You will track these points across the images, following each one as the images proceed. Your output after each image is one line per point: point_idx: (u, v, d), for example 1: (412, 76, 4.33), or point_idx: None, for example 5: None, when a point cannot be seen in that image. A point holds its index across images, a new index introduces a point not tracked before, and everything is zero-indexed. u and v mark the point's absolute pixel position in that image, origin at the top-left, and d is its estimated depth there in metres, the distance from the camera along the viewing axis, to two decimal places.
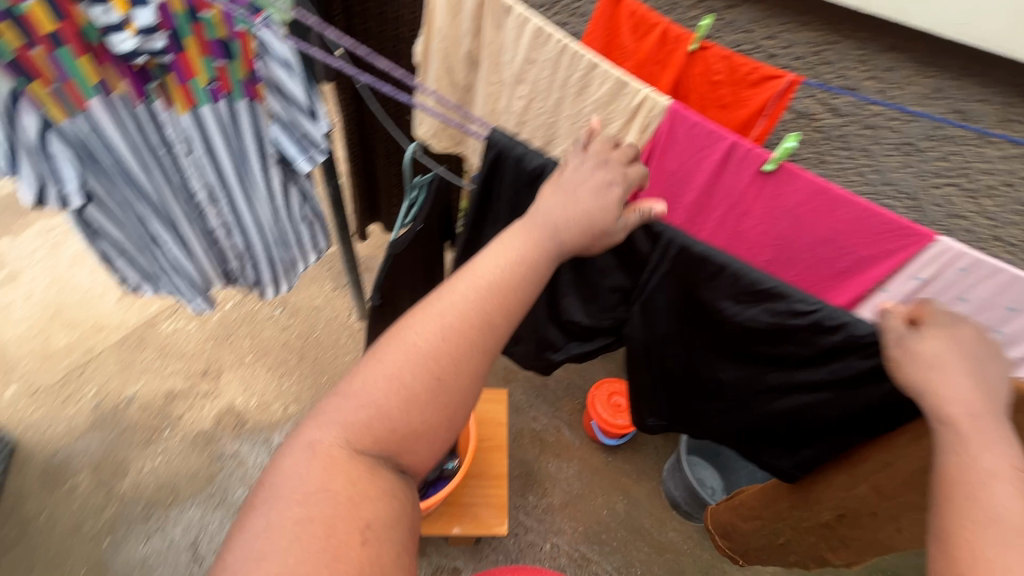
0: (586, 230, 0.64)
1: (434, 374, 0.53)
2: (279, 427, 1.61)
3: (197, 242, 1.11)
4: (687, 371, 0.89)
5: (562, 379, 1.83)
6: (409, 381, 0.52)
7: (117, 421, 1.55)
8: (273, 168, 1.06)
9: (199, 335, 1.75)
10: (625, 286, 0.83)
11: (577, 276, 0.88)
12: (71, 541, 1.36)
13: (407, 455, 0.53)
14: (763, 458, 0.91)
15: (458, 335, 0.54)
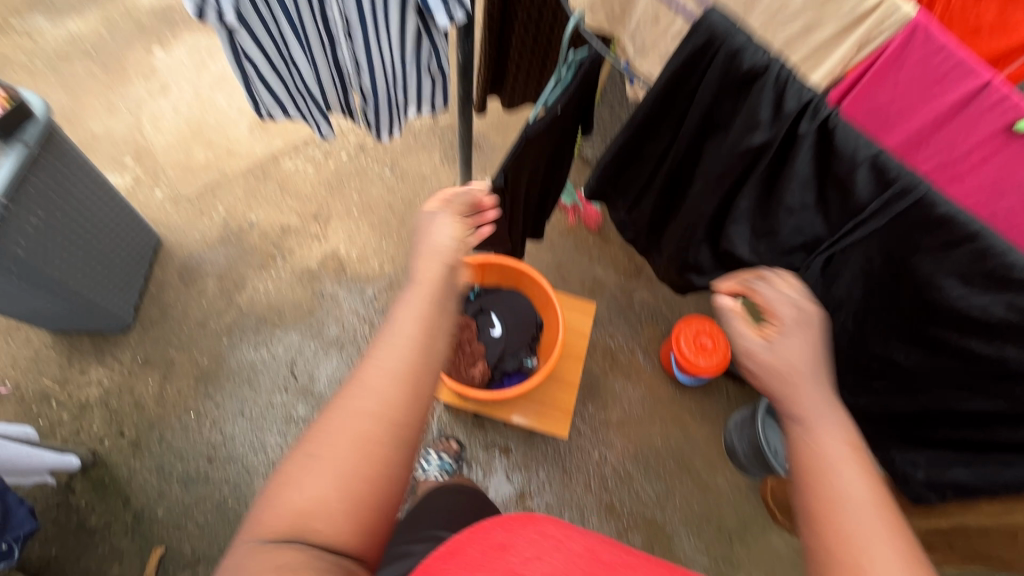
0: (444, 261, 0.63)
1: (337, 432, 0.49)
2: (373, 281, 1.71)
3: (326, 66, 1.07)
4: (853, 340, 0.87)
5: (650, 304, 1.78)
6: (310, 440, 0.49)
7: (240, 241, 1.72)
8: (411, 12, 0.97)
9: (315, 179, 1.83)
10: (818, 233, 0.78)
11: (761, 207, 0.82)
12: (197, 333, 1.58)
13: (313, 536, 0.45)
14: (892, 454, 0.89)
15: (363, 375, 0.52)
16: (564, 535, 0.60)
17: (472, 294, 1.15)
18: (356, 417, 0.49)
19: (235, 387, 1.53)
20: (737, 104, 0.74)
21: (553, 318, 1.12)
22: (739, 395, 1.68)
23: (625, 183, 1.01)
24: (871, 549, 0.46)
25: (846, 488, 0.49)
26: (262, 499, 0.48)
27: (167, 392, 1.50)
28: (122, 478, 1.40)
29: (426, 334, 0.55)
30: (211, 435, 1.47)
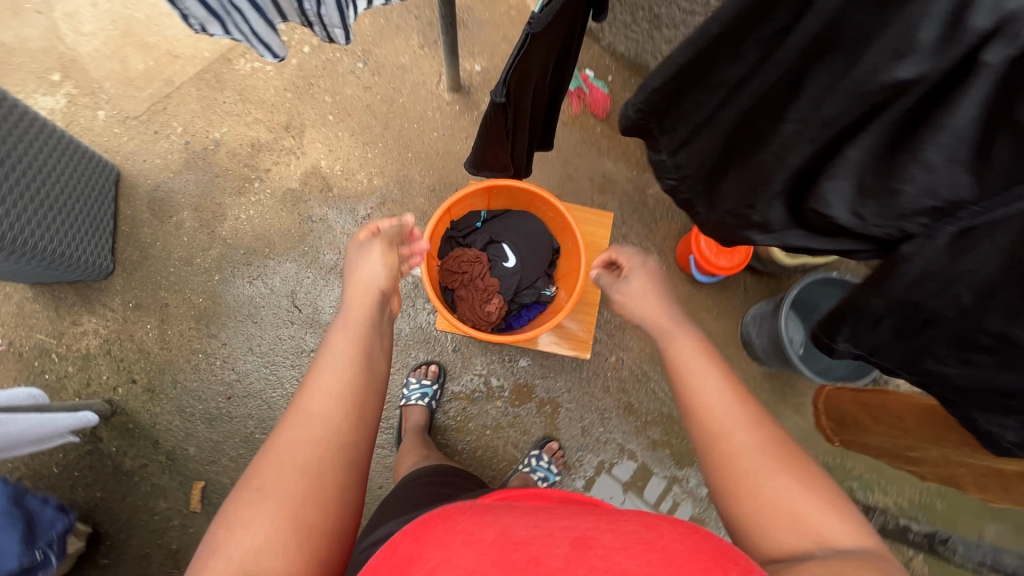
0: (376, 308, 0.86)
1: (293, 461, 0.67)
2: (365, 199, 1.57)
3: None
4: (961, 320, 0.56)
5: (664, 199, 1.65)
6: (259, 480, 0.65)
7: (208, 165, 1.53)
8: None
9: (278, 81, 1.58)
10: (965, 197, 0.46)
11: (880, 160, 0.50)
12: (185, 271, 1.48)
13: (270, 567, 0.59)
14: (973, 414, 0.64)
15: (313, 410, 0.72)
16: (480, 523, 0.49)
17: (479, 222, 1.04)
18: (307, 445, 0.69)
19: (237, 324, 1.47)
20: (880, 18, 0.42)
21: (571, 245, 1.01)
22: (757, 288, 1.63)
23: (670, 123, 0.64)
24: (732, 425, 0.72)
25: (710, 393, 0.76)
26: (212, 545, 0.61)
27: (168, 335, 1.45)
28: (145, 422, 1.40)
29: (358, 363, 0.77)
30: (224, 374, 1.45)
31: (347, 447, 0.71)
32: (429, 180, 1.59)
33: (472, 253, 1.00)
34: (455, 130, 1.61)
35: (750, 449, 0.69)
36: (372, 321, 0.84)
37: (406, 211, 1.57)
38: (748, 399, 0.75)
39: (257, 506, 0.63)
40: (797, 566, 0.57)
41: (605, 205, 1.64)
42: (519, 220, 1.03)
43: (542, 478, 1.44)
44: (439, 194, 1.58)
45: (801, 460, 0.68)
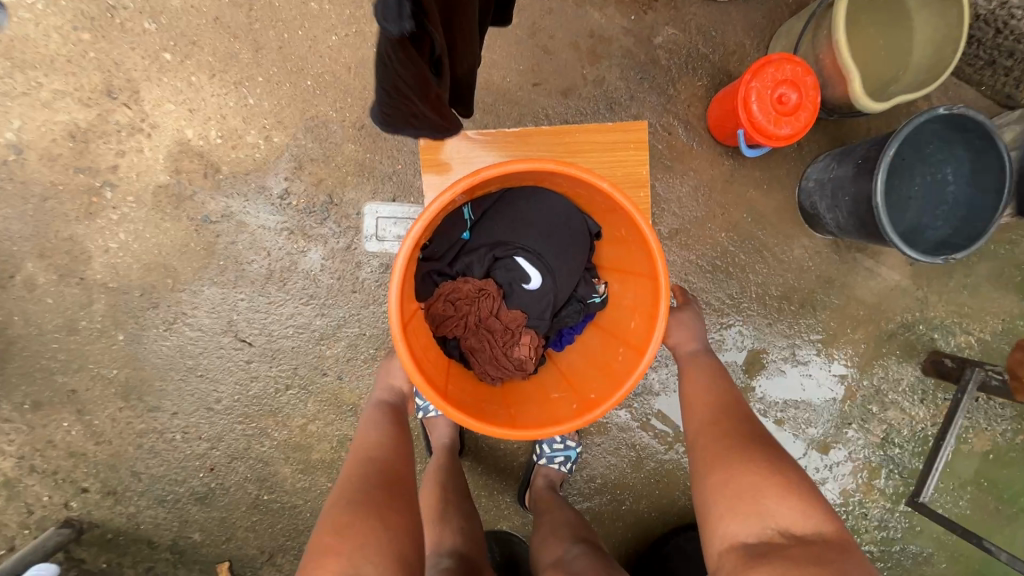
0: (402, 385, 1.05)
1: (368, 480, 0.78)
2: (271, 168, 1.10)
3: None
4: None
5: (676, 47, 1.20)
6: (345, 494, 0.75)
7: (24, 186, 1.04)
8: None
9: (62, 20, 1.02)
10: None
11: None
12: (75, 341, 1.08)
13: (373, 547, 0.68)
14: None
15: (375, 451, 0.84)
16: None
17: (465, 234, 0.85)
18: (379, 477, 0.79)
19: (176, 386, 1.12)
20: None
21: (627, 231, 0.78)
22: (812, 137, 1.26)
23: None
24: (731, 438, 0.84)
25: (712, 405, 0.92)
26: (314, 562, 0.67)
27: (97, 426, 1.10)
28: (127, 526, 1.14)
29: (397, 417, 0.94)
30: (193, 447, 1.14)
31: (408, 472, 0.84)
32: (351, 113, 1.10)
33: (469, 285, 0.84)
34: (360, 23, 1.08)
35: (737, 444, 0.83)
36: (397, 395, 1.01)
37: (334, 167, 1.11)
38: (750, 417, 0.89)
39: (348, 521, 0.70)
40: (761, 558, 0.69)
41: (602, 79, 1.18)
42: (528, 214, 0.84)
43: (564, 460, 1.22)
44: (373, 129, 1.11)
45: (782, 462, 0.79)
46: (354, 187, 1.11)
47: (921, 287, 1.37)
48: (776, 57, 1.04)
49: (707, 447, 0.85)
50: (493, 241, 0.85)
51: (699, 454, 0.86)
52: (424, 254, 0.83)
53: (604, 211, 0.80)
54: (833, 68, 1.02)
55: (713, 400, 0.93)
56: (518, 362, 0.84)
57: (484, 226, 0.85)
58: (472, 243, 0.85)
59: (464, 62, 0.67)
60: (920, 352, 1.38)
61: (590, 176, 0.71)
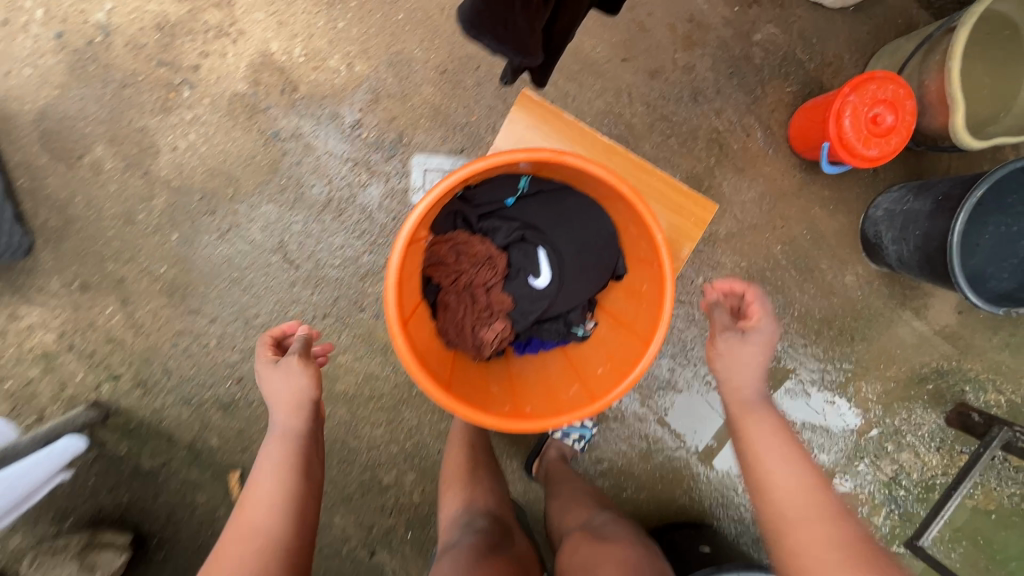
0: (295, 409, 0.77)
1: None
2: (347, 96, 1.09)
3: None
4: None
5: (773, 48, 1.16)
6: None
7: (104, 68, 1.04)
8: None
9: None
10: None
11: None
12: (130, 233, 1.09)
13: None
14: None
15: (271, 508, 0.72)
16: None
17: (510, 200, 0.77)
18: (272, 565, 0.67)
19: (218, 294, 1.14)
20: None
21: (651, 290, 0.72)
22: (890, 166, 1.23)
23: None
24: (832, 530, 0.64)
25: (785, 478, 0.68)
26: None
27: (139, 318, 1.13)
28: (151, 419, 1.17)
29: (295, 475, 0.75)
30: (225, 356, 1.16)
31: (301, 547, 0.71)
32: (435, 56, 1.09)
33: (483, 247, 0.76)
34: None
35: (830, 544, 0.62)
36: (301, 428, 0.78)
37: (410, 107, 1.10)
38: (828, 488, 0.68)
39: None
40: None
41: (690, 66, 1.16)
42: (575, 219, 0.76)
43: (578, 438, 1.24)
44: (454, 76, 1.09)
45: (880, 559, 0.61)
46: (425, 131, 1.10)
47: (962, 337, 1.35)
48: (879, 74, 1.01)
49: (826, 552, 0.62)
50: (529, 222, 0.76)
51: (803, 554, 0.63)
52: (463, 192, 0.76)
53: (640, 261, 0.74)
54: (936, 97, 1.00)
55: (795, 461, 0.69)
56: (477, 342, 0.76)
57: (531, 205, 0.76)
58: (510, 212, 0.77)
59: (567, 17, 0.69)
60: (947, 402, 1.37)
61: (655, 223, 0.66)
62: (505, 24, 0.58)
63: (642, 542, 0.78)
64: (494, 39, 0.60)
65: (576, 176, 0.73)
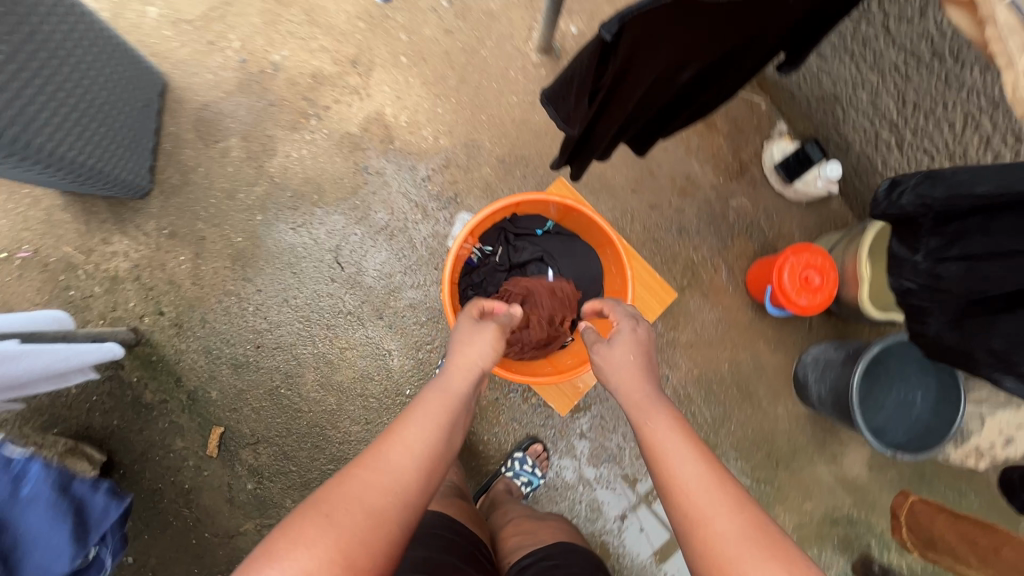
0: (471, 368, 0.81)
1: (366, 511, 0.60)
2: (427, 157, 1.44)
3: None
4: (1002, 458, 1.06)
5: (743, 214, 1.53)
6: (327, 506, 0.60)
7: (264, 89, 1.40)
8: None
9: (351, 7, 1.44)
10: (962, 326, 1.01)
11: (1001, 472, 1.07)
12: (227, 205, 1.37)
13: None
14: None
15: (430, 438, 0.69)
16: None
17: (538, 231, 1.12)
18: (377, 517, 0.61)
19: (272, 270, 1.38)
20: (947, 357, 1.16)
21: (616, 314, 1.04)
22: (822, 326, 1.53)
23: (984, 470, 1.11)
24: (708, 501, 0.63)
25: (684, 473, 0.67)
26: (306, 547, 0.56)
27: (202, 272, 1.36)
28: (170, 357, 1.34)
29: (444, 429, 0.72)
30: (255, 322, 1.37)
31: (412, 511, 0.64)
32: (500, 149, 1.46)
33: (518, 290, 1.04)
34: (536, 98, 1.47)
35: (732, 536, 0.60)
36: (466, 394, 0.78)
37: (469, 178, 1.44)
38: (725, 476, 0.66)
39: (356, 553, 0.57)
40: None
41: (680, 209, 1.52)
42: (578, 257, 1.10)
43: (525, 482, 1.39)
44: (508, 166, 1.46)
45: (782, 537, 0.61)
46: (474, 198, 1.44)
47: (871, 493, 1.54)
48: (808, 245, 1.36)
49: (707, 530, 0.61)
50: (547, 249, 1.10)
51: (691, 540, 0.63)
52: (510, 217, 1.12)
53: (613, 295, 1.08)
54: (850, 274, 1.34)
55: (679, 440, 0.70)
56: None
57: (551, 238, 1.11)
58: (536, 238, 1.11)
59: (599, 140, 0.99)
60: (854, 550, 1.52)
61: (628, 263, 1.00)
62: (563, 103, 0.86)
63: (572, 529, 1.04)
64: (554, 109, 0.88)
65: (585, 227, 1.09)
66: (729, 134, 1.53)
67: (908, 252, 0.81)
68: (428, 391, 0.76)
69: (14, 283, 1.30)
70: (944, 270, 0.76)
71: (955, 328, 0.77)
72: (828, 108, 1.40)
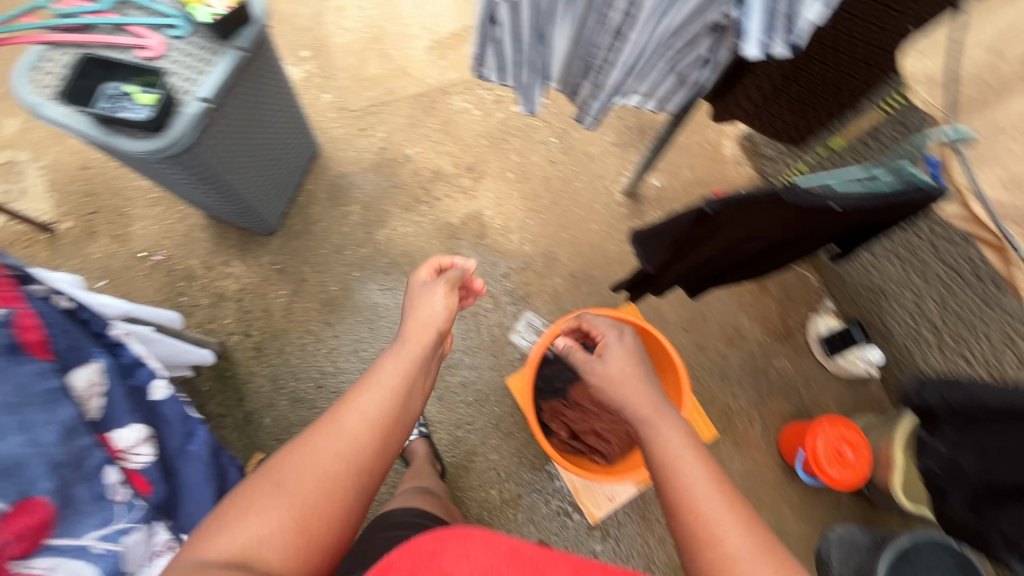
0: (427, 330, 0.92)
1: (315, 469, 0.69)
2: (510, 257, 1.64)
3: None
4: None
5: (784, 375, 1.62)
6: (277, 475, 0.68)
7: (392, 173, 1.67)
8: None
9: (479, 126, 1.75)
10: None
11: None
12: (333, 258, 1.57)
13: (285, 546, 0.64)
14: None
15: (384, 403, 0.77)
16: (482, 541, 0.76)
17: None
18: (327, 471, 0.70)
19: (352, 321, 1.53)
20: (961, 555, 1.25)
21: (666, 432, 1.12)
22: (850, 506, 1.53)
23: None
24: (719, 513, 0.69)
25: (696, 479, 0.73)
26: (264, 510, 0.65)
27: (294, 308, 1.53)
28: (241, 376, 1.47)
29: (396, 394, 0.79)
30: (324, 363, 1.50)
31: (361, 476, 0.72)
32: (574, 265, 1.64)
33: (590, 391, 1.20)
34: (614, 230, 1.68)
35: (757, 549, 0.65)
36: (425, 356, 0.89)
37: (541, 284, 1.62)
38: (737, 499, 0.71)
39: (312, 518, 0.67)
40: None
41: (725, 356, 1.63)
42: None
43: None
44: (578, 281, 1.63)
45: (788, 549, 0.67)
46: (542, 302, 1.60)
47: None
48: (842, 419, 1.42)
49: (709, 528, 0.68)
50: None
51: (696, 538, 0.68)
52: None
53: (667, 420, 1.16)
54: (884, 458, 1.38)
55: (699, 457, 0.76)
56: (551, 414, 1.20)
57: None
58: None
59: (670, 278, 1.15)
60: None
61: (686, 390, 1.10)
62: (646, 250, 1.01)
63: None
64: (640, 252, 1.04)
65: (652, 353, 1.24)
66: (779, 299, 1.68)
67: (928, 434, 0.93)
68: (387, 363, 0.84)
69: (141, 279, 1.50)
70: (963, 457, 0.86)
71: (973, 513, 0.87)
72: (875, 299, 1.53)
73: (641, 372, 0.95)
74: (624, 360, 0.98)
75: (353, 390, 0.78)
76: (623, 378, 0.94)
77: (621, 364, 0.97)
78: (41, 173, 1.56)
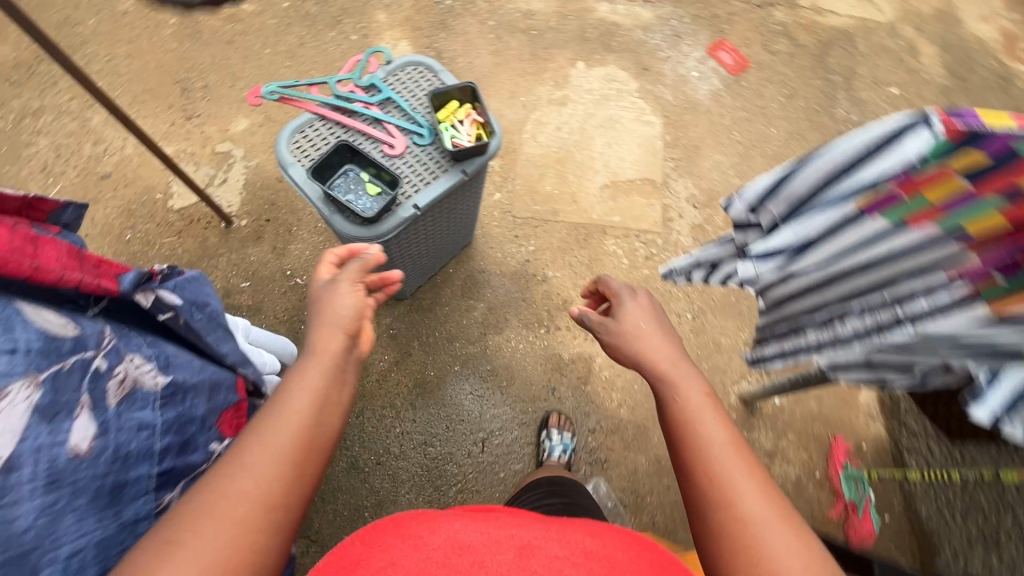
0: (336, 322, 0.84)
1: (223, 507, 0.62)
2: (603, 413, 1.59)
3: (883, 223, 0.64)
4: None
5: None
6: (173, 532, 0.60)
7: (526, 286, 1.71)
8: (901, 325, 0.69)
9: (622, 274, 1.76)
10: None
11: None
12: (443, 344, 1.62)
13: None
14: None
15: (295, 422, 0.71)
16: (429, 531, 0.60)
17: None
18: (241, 504, 0.63)
19: (433, 412, 1.55)
20: None
21: None
22: None
23: None
24: (727, 469, 0.65)
25: (712, 435, 0.70)
26: (193, 541, 0.59)
27: (388, 377, 1.57)
28: None
29: (308, 409, 0.73)
30: (393, 442, 1.52)
31: (280, 508, 0.65)
32: (663, 450, 1.55)
33: None
34: None
35: (762, 507, 0.62)
36: (345, 357, 0.82)
37: (623, 455, 1.55)
38: (755, 460, 0.67)
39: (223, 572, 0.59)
40: None
41: None
42: None
43: None
44: (661, 469, 1.54)
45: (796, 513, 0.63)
46: (617, 473, 1.53)
47: None
48: None
49: (719, 474, 0.65)
50: None
51: (704, 505, 0.64)
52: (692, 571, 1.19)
53: None
54: None
55: (713, 413, 0.73)
56: None
57: None
58: None
59: None
60: None
61: None
62: None
63: None
64: None
65: None
66: None
67: None
68: (296, 375, 0.76)
69: (277, 294, 1.62)
70: None
71: None
72: None
73: (662, 334, 0.91)
74: (642, 322, 0.93)
75: (262, 422, 0.70)
76: (635, 339, 0.90)
77: (646, 325, 0.92)
78: (244, 171, 1.76)
